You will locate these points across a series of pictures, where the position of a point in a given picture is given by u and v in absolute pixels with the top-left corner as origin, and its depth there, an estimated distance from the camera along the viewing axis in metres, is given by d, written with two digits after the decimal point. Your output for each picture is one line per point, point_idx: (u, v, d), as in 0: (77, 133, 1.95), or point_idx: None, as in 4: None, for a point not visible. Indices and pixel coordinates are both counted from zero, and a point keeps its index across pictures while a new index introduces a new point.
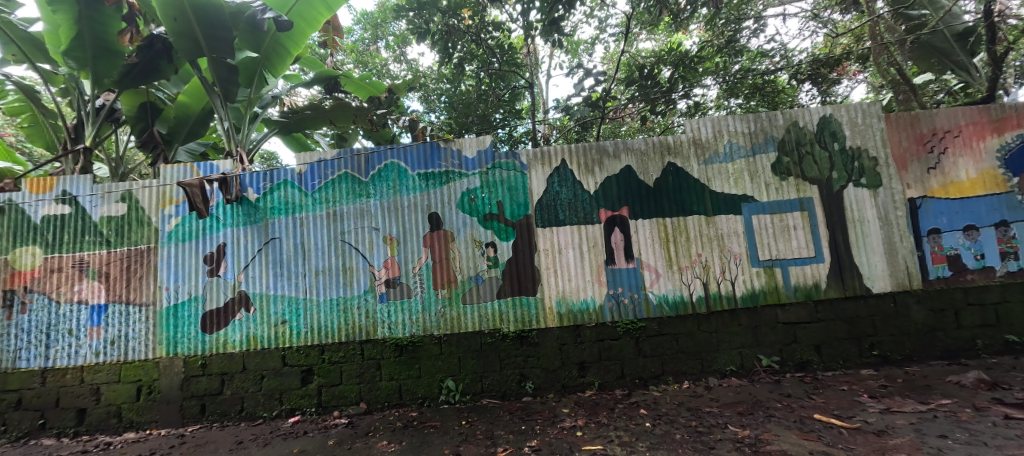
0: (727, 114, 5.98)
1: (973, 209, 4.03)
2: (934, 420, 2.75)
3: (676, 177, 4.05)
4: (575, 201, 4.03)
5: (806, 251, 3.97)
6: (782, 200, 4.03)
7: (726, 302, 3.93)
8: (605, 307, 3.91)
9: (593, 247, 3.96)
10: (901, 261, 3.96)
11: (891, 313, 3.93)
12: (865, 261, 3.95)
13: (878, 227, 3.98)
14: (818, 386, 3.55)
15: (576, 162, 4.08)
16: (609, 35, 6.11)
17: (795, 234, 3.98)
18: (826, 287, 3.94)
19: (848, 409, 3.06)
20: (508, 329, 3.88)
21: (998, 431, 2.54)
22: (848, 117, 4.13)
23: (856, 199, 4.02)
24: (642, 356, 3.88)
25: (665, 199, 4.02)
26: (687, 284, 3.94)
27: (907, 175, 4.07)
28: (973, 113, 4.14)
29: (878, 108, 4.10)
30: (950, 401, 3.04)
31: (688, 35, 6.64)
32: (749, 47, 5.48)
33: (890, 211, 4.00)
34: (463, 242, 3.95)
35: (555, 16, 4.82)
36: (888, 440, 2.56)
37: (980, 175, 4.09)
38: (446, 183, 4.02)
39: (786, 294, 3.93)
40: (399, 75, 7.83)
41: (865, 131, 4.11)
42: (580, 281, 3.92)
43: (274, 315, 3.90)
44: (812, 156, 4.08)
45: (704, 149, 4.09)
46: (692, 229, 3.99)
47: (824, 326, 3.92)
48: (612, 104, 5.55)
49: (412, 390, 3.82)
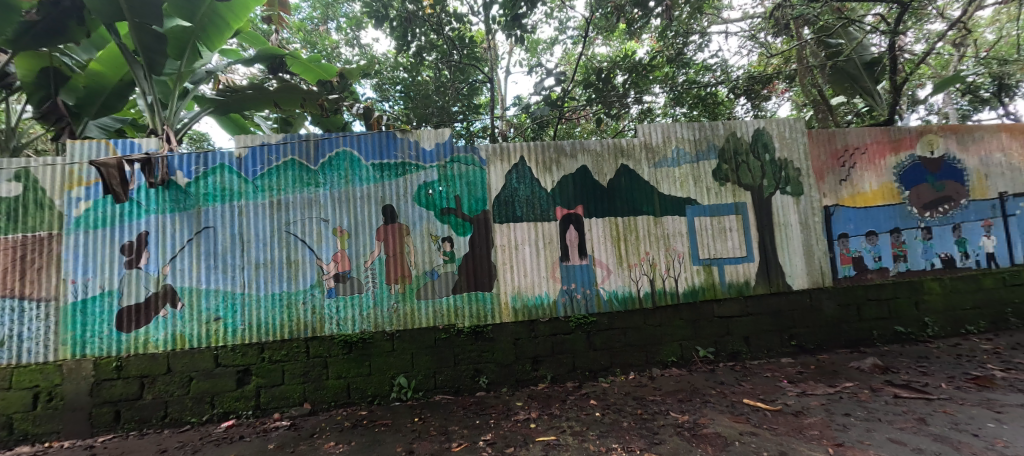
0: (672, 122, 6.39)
1: (874, 217, 4.63)
2: (840, 400, 3.14)
3: (628, 178, 4.24)
4: (533, 198, 4.08)
5: (739, 251, 4.33)
6: (720, 204, 4.36)
7: (669, 297, 4.18)
8: (559, 302, 4.01)
9: (549, 244, 4.05)
10: (817, 262, 4.45)
11: (808, 307, 4.41)
12: (788, 260, 4.40)
13: (799, 231, 4.45)
14: (747, 374, 3.91)
15: (535, 160, 4.14)
16: (568, 38, 6.29)
17: (730, 235, 4.34)
18: (755, 284, 4.33)
19: (771, 393, 3.39)
20: (463, 324, 3.86)
21: (889, 407, 2.94)
22: (778, 131, 4.56)
23: (782, 205, 4.45)
24: (592, 350, 4.04)
25: (617, 200, 4.20)
26: (635, 280, 4.15)
27: (824, 186, 4.58)
28: (877, 134, 4.75)
29: (802, 124, 4.57)
30: (852, 383, 3.48)
31: (641, 43, 6.99)
32: (694, 60, 5.89)
33: (809, 217, 4.48)
34: (418, 236, 3.87)
35: (517, 13, 4.84)
36: (804, 419, 2.87)
37: (880, 187, 4.70)
38: (403, 175, 3.91)
39: (721, 290, 4.27)
40: (350, 60, 7.48)
41: (791, 144, 4.56)
42: (535, 277, 3.99)
43: (205, 311, 3.57)
44: (747, 165, 4.47)
45: (654, 153, 4.33)
46: (642, 229, 4.20)
47: (753, 320, 4.32)
48: (569, 105, 5.72)
49: (362, 388, 3.68)
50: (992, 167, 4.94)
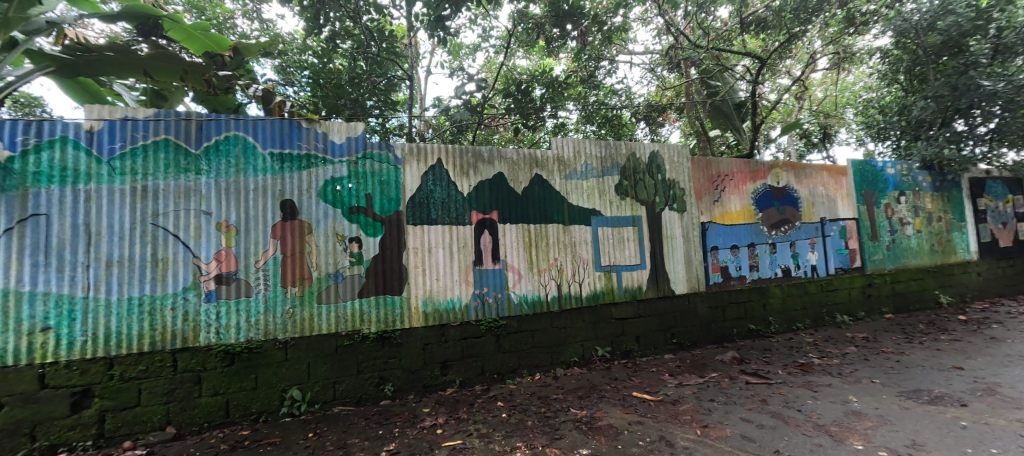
0: (582, 138, 6.90)
1: (737, 234, 5.53)
2: (707, 388, 3.66)
3: (541, 188, 4.46)
4: (449, 201, 4.06)
5: (634, 259, 4.83)
6: (620, 216, 4.81)
7: (574, 300, 4.48)
8: (470, 306, 4.04)
9: (463, 248, 4.06)
10: (694, 270, 5.16)
11: (686, 309, 5.07)
12: (672, 268, 5.02)
13: (682, 243, 5.11)
14: (636, 370, 4.35)
15: (452, 163, 4.12)
16: (490, 46, 6.44)
17: (627, 245, 4.81)
18: (646, 289, 4.86)
19: (655, 386, 3.82)
20: (369, 330, 3.66)
21: (742, 392, 3.53)
22: (669, 155, 5.20)
23: (669, 220, 5.08)
24: (501, 352, 4.13)
25: (530, 207, 4.38)
26: (543, 284, 4.36)
27: (702, 205, 5.34)
28: (741, 164, 5.70)
29: (688, 151, 5.28)
30: (717, 373, 4.09)
31: (558, 62, 7.46)
32: (603, 84, 6.53)
33: (689, 231, 5.18)
34: (322, 235, 3.58)
35: (441, 14, 4.80)
36: (679, 406, 3.29)
37: (742, 209, 5.64)
38: (307, 168, 3.59)
39: (618, 294, 4.71)
40: (248, 34, 6.67)
41: (678, 167, 5.23)
42: (447, 281, 3.97)
43: (26, 320, 2.81)
44: (643, 182, 5.01)
45: (566, 165, 4.62)
46: (552, 236, 4.45)
47: (643, 321, 4.82)
48: (488, 112, 5.83)
49: (244, 405, 3.26)
50: (817, 197, 6.25)
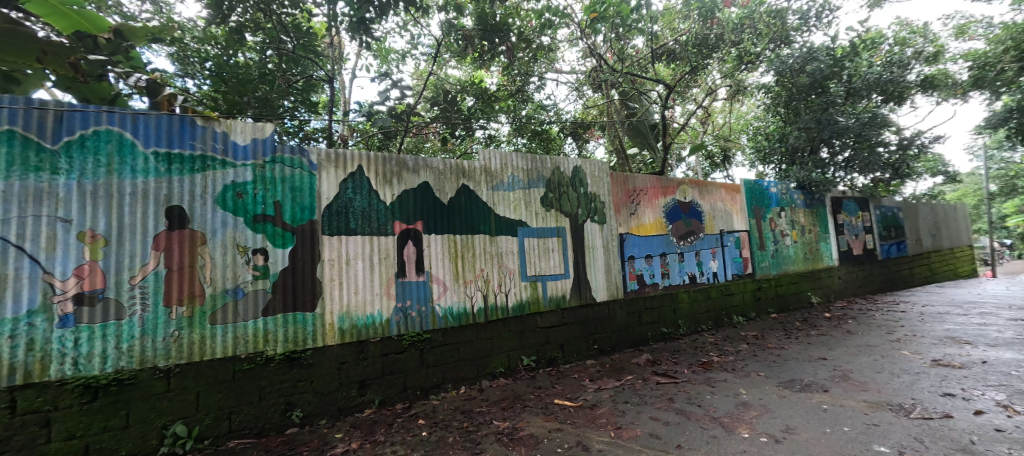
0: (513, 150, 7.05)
1: (651, 244, 6.00)
2: (622, 391, 3.87)
3: (468, 198, 4.45)
4: (369, 210, 3.87)
5: (558, 269, 4.99)
6: (545, 227, 4.96)
7: (500, 311, 4.49)
8: (392, 320, 3.86)
9: (385, 259, 3.88)
10: (614, 278, 5.47)
11: (606, 316, 5.34)
12: (594, 277, 5.28)
13: (602, 253, 5.41)
14: (559, 377, 4.47)
15: (374, 171, 3.94)
16: (420, 53, 6.34)
17: (552, 255, 4.97)
18: (569, 297, 5.04)
19: (576, 391, 3.95)
20: (274, 351, 3.31)
21: (653, 391, 3.78)
22: (590, 170, 5.49)
23: (591, 231, 5.35)
24: (424, 367, 3.99)
25: (457, 218, 4.34)
26: (469, 296, 4.32)
27: (620, 217, 5.71)
28: (654, 180, 6.21)
29: (607, 166, 5.63)
30: (632, 375, 4.35)
31: (489, 75, 7.58)
32: (532, 99, 6.82)
33: (609, 241, 5.50)
34: (219, 246, 3.18)
35: (364, 17, 4.62)
36: (596, 410, 3.43)
37: (655, 221, 6.13)
38: (202, 171, 3.18)
39: (543, 304, 4.82)
40: (137, 16, 5.84)
41: (599, 181, 5.55)
42: (367, 294, 3.76)
43: None
44: (567, 195, 5.22)
45: (493, 177, 4.66)
46: (478, 246, 4.44)
47: (566, 328, 4.98)
48: (416, 120, 5.72)
49: (111, 448, 2.70)
50: (716, 212, 7.02)
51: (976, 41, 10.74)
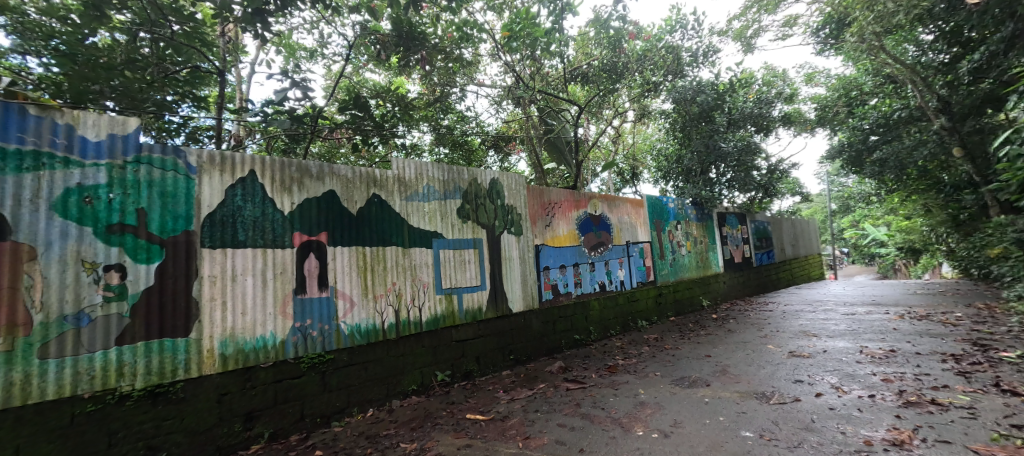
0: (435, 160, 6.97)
1: (564, 255, 6.29)
2: (534, 400, 3.95)
3: (379, 208, 4.24)
4: (263, 220, 3.47)
5: (475, 281, 4.97)
6: (462, 238, 4.93)
7: (413, 326, 4.32)
8: (288, 342, 3.48)
9: (281, 275, 3.51)
10: (529, 289, 5.61)
11: (522, 326, 5.43)
12: (510, 288, 5.36)
13: (518, 264, 5.52)
14: (474, 390, 4.41)
15: (271, 177, 3.56)
16: (334, 53, 5.97)
17: (469, 267, 4.94)
18: (485, 309, 5.03)
19: (489, 404, 3.94)
20: (131, 386, 2.71)
21: (562, 398, 3.91)
22: (507, 182, 5.60)
23: (507, 242, 5.44)
24: (326, 392, 3.64)
25: (366, 229, 4.11)
26: (379, 311, 4.09)
27: (535, 229, 5.90)
28: (567, 194, 6.54)
29: (523, 180, 5.80)
30: (544, 383, 4.45)
31: (410, 82, 7.45)
32: (453, 109, 6.78)
33: (525, 253, 5.65)
34: (55, 263, 2.52)
35: (262, 8, 4.24)
36: (507, 422, 3.44)
37: (568, 233, 6.45)
38: (32, 171, 2.49)
39: (459, 317, 4.75)
40: None
41: (515, 193, 5.68)
42: (257, 315, 3.35)
43: None
44: (484, 206, 5.26)
45: (407, 187, 4.52)
46: (390, 259, 4.25)
47: (482, 341, 4.95)
48: (328, 124, 5.40)
49: None
50: (623, 224, 7.61)
51: (820, 87, 13.23)
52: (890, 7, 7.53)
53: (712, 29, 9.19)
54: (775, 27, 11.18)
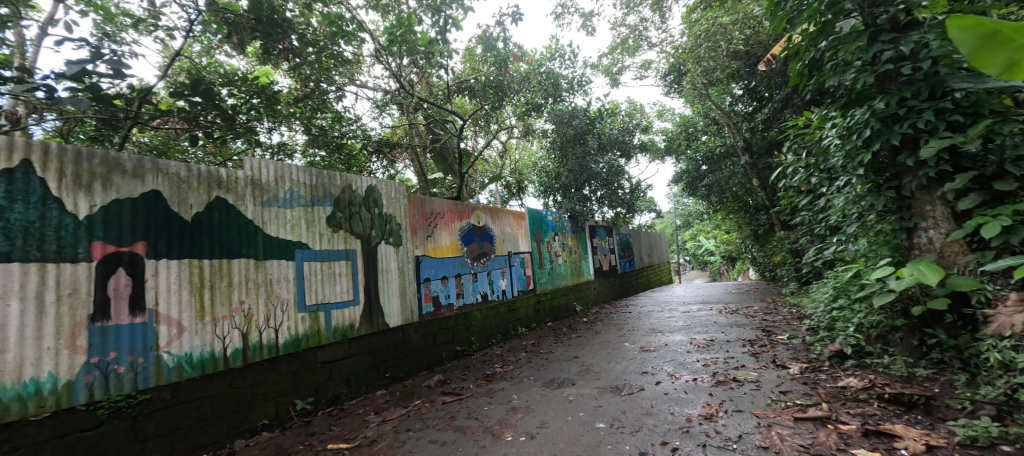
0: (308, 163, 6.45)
1: (446, 265, 6.26)
2: (406, 419, 3.77)
3: (225, 215, 3.63)
4: (44, 226, 2.63)
5: (346, 295, 4.58)
6: (331, 249, 4.51)
7: (266, 350, 3.76)
8: (78, 384, 2.65)
9: (71, 296, 2.68)
10: (408, 302, 5.40)
11: (400, 341, 5.17)
12: (387, 301, 5.08)
13: (396, 276, 5.29)
14: (340, 417, 4.02)
15: (60, 169, 2.73)
16: (169, 35, 4.97)
17: (339, 280, 4.53)
18: (358, 326, 4.66)
19: (355, 430, 3.63)
20: None
21: (437, 413, 3.82)
22: (386, 190, 5.34)
23: (385, 253, 5.17)
24: (138, 442, 2.88)
25: (206, 238, 3.46)
26: (221, 336, 3.46)
27: (416, 239, 5.74)
28: (450, 205, 6.54)
29: (404, 188, 5.61)
30: (420, 400, 4.29)
31: (279, 74, 6.67)
32: (330, 109, 6.26)
33: (404, 264, 5.44)
34: None
35: None
36: (374, 446, 3.22)
37: (451, 243, 6.44)
38: None
39: (325, 336, 4.30)
40: None
41: (395, 202, 5.45)
42: (27, 351, 2.47)
43: None
44: (359, 215, 4.92)
45: (263, 190, 3.97)
46: (237, 274, 3.64)
47: (353, 360, 4.55)
48: (165, 109, 4.59)
49: None
50: (505, 235, 7.90)
51: (668, 123, 15.87)
52: (712, 64, 9.44)
53: (585, 62, 10.30)
54: (635, 68, 13.09)
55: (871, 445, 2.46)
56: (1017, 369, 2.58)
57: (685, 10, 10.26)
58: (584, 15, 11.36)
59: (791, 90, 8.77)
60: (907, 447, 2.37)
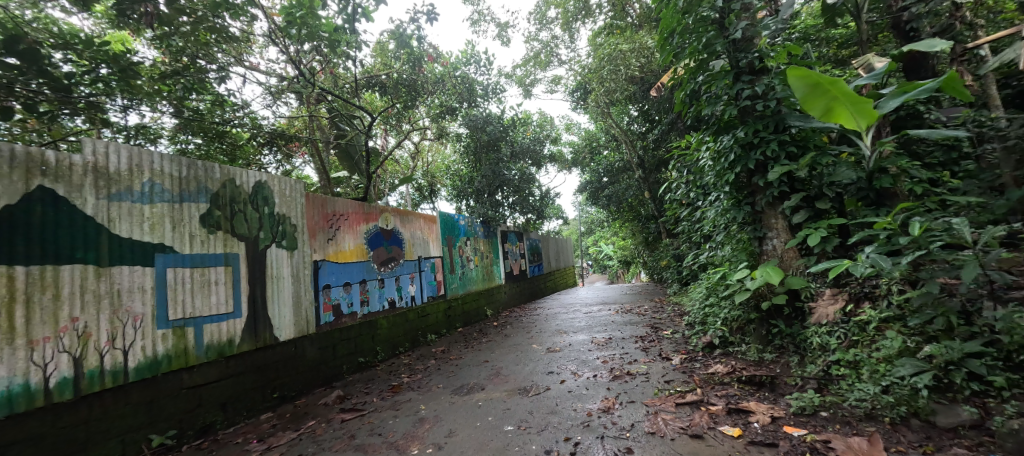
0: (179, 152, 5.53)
1: (350, 271, 5.82)
2: (298, 443, 3.38)
3: (51, 210, 2.92)
4: None
5: (224, 307, 3.97)
6: (205, 253, 3.87)
7: (110, 378, 3.07)
8: None
9: None
10: (303, 312, 4.88)
11: (292, 356, 4.63)
12: (276, 312, 4.52)
13: (289, 283, 4.75)
14: (213, 449, 3.44)
15: None
16: None
17: (215, 289, 3.91)
18: (239, 342, 4.06)
19: None
20: None
21: (334, 433, 3.50)
22: (278, 187, 4.78)
23: (276, 258, 4.61)
24: None
25: (20, 240, 2.76)
26: (40, 363, 2.75)
27: (315, 243, 5.24)
28: (355, 206, 6.12)
29: (301, 186, 5.09)
30: (315, 420, 3.89)
31: (141, 43, 5.60)
32: (210, 90, 5.43)
33: (299, 270, 4.91)
34: None
35: None
36: None
37: (355, 247, 6.01)
38: None
39: (195, 355, 3.66)
40: None
41: (290, 201, 4.90)
42: None
43: None
44: (243, 214, 4.31)
45: (111, 181, 3.25)
46: (67, 284, 2.94)
47: (232, 381, 3.95)
48: None
49: None
50: (415, 239, 7.64)
51: (574, 136, 16.97)
52: (613, 86, 10.38)
53: (499, 71, 10.54)
54: (545, 82, 13.78)
55: (732, 421, 2.90)
56: (830, 349, 3.27)
57: (590, 33, 11.13)
58: (499, 25, 11.62)
59: (676, 116, 10.04)
60: (758, 420, 2.84)
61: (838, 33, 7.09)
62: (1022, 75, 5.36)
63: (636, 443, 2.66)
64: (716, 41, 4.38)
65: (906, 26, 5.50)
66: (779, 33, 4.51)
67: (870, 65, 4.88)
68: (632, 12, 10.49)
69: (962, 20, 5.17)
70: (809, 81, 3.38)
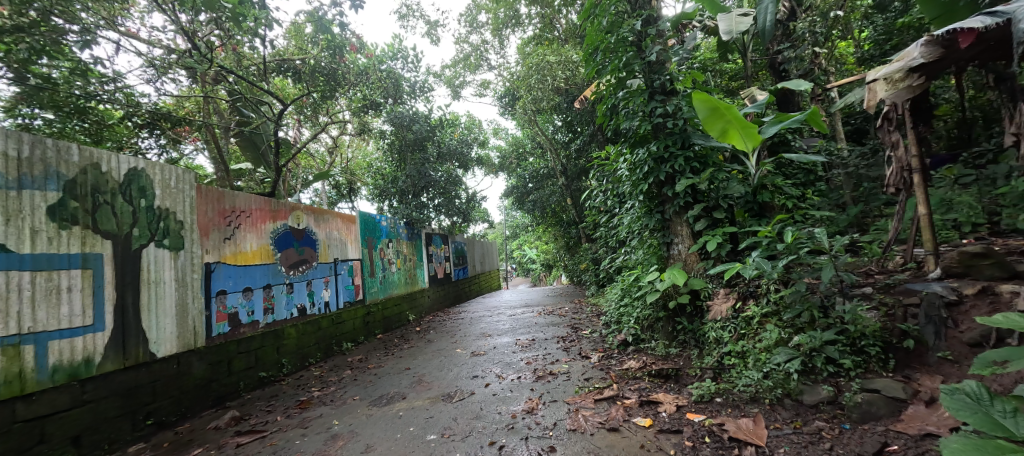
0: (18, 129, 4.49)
1: (251, 275, 5.19)
2: None
3: None
4: None
5: (79, 319, 3.26)
6: (54, 254, 3.16)
7: None
8: None
9: None
10: (189, 322, 4.21)
11: (174, 374, 3.96)
12: (154, 324, 3.83)
13: (172, 289, 4.07)
14: None
15: None
16: None
17: (66, 298, 3.20)
18: (100, 360, 3.36)
19: None
20: None
21: None
22: (161, 177, 4.08)
23: (155, 260, 3.92)
24: None
25: None
26: None
27: (207, 242, 4.57)
28: (260, 202, 5.49)
29: (191, 176, 4.41)
30: (202, 448, 3.36)
31: None
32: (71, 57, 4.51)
33: (186, 274, 4.24)
34: None
35: None
36: None
37: (259, 248, 5.38)
38: None
39: (35, 380, 2.95)
40: None
41: (176, 194, 4.22)
42: None
43: None
44: (111, 207, 3.60)
45: None
46: None
47: (89, 409, 3.25)
48: None
49: None
50: (331, 240, 7.09)
51: (502, 141, 17.20)
52: (540, 94, 10.73)
53: (427, 69, 10.28)
54: (474, 85, 13.77)
55: (644, 412, 3.13)
56: (723, 342, 3.70)
57: (519, 41, 11.40)
58: (429, 23, 11.35)
59: (597, 128, 10.70)
60: (666, 409, 3.10)
61: (730, 66, 8.14)
62: (859, 115, 6.70)
63: (559, 440, 2.74)
64: (634, 61, 4.76)
65: (780, 66, 6.52)
66: (684, 61, 5.04)
67: (754, 97, 5.69)
68: (559, 25, 10.81)
69: (819, 66, 6.28)
70: (710, 106, 3.82)
